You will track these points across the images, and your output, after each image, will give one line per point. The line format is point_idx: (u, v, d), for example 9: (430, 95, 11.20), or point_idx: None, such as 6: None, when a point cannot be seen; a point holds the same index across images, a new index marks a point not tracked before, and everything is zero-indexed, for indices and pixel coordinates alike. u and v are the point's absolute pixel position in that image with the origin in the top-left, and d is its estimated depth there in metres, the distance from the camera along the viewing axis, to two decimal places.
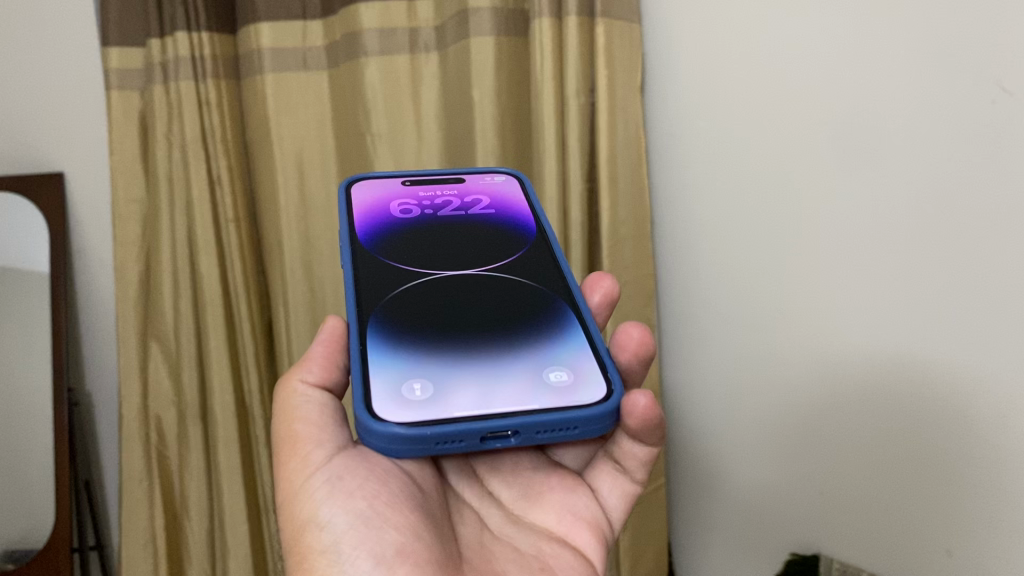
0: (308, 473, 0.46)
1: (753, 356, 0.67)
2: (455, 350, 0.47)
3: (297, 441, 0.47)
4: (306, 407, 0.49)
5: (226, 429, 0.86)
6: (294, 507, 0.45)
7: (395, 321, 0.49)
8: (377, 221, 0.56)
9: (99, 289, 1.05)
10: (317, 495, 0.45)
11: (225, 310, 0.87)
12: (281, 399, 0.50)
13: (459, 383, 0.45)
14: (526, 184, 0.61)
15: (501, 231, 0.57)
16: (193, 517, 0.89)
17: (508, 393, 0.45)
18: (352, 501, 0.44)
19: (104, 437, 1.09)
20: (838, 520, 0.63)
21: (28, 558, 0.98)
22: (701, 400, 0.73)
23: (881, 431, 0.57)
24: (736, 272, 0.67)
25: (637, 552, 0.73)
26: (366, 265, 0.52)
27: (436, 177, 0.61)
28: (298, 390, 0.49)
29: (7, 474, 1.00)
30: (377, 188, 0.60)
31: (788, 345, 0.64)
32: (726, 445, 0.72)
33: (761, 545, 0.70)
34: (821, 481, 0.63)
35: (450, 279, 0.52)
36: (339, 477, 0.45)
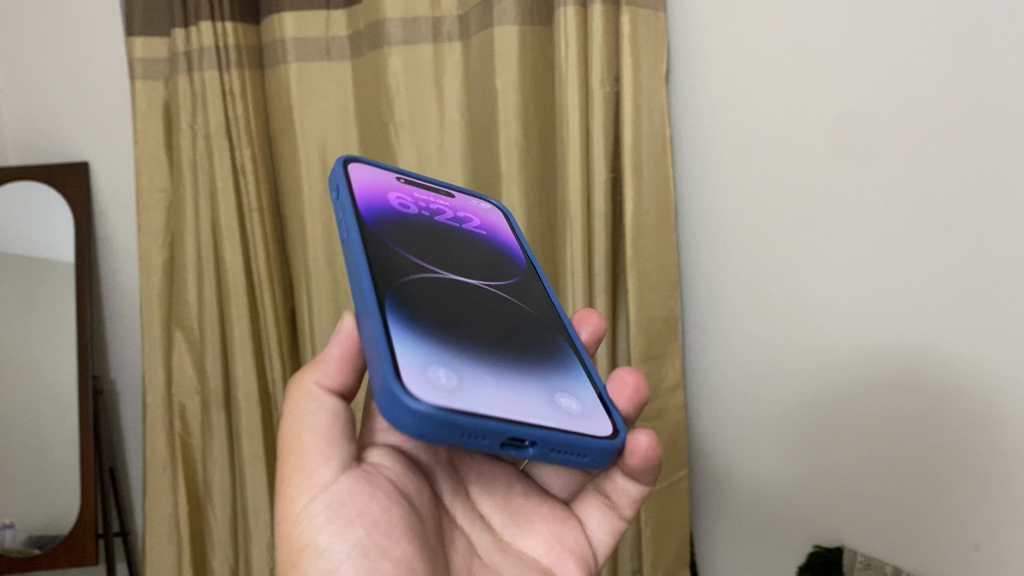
0: (311, 492, 0.43)
1: (774, 352, 0.67)
2: (465, 349, 0.44)
3: (299, 452, 0.45)
4: (314, 414, 0.46)
5: (249, 417, 0.87)
6: (290, 531, 0.43)
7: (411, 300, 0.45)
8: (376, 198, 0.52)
9: (124, 279, 1.05)
10: (313, 518, 0.43)
11: (249, 300, 0.87)
12: (294, 401, 0.47)
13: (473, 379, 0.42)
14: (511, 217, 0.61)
15: (493, 254, 0.56)
16: (217, 504, 0.90)
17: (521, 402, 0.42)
18: (352, 531, 0.42)
19: (128, 425, 1.10)
20: (859, 521, 0.63)
21: (52, 545, 0.99)
22: (726, 394, 0.73)
23: (904, 432, 0.57)
24: (761, 264, 0.67)
25: (659, 545, 0.72)
26: (375, 244, 0.47)
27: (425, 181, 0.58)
28: (313, 394, 0.46)
29: (35, 459, 1.02)
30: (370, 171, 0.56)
31: (810, 346, 0.64)
32: (750, 440, 0.71)
33: (785, 540, 0.70)
34: (843, 483, 0.63)
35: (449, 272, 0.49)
36: (337, 499, 0.43)
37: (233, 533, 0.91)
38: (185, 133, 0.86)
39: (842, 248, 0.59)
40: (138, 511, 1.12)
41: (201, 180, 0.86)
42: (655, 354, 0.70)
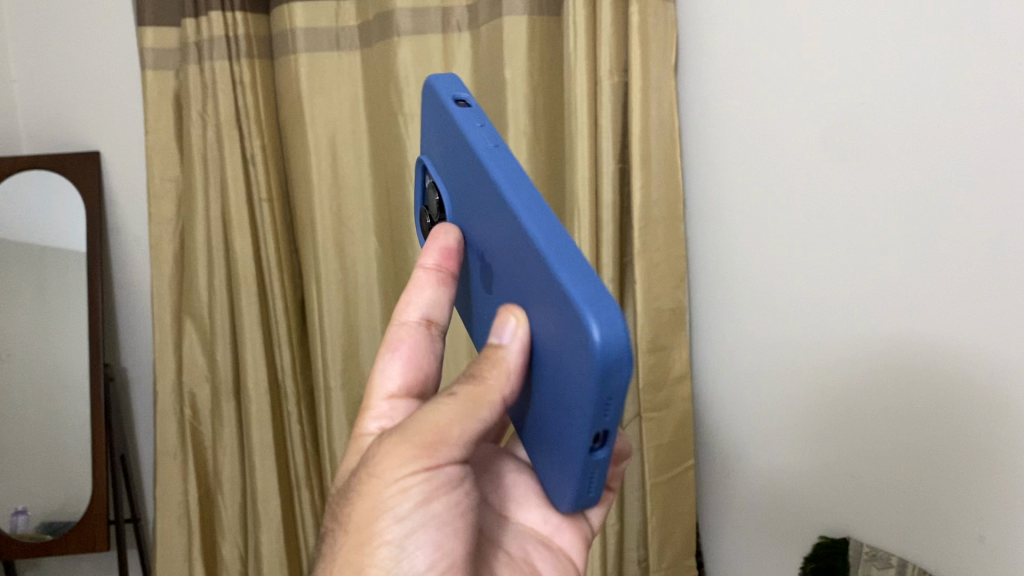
0: (424, 464, 0.37)
1: (781, 344, 0.67)
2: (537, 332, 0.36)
3: (436, 433, 0.37)
4: (477, 418, 0.37)
5: (259, 405, 0.88)
6: (375, 489, 0.38)
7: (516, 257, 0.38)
8: (450, 140, 0.44)
9: (135, 267, 1.06)
10: (407, 494, 0.37)
11: (259, 289, 0.87)
12: (466, 388, 0.37)
13: (549, 345, 0.34)
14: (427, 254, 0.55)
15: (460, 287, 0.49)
16: (226, 491, 0.91)
17: (552, 407, 0.35)
18: (438, 512, 0.38)
19: (139, 411, 1.11)
20: (861, 510, 0.63)
21: (65, 529, 1.01)
22: (733, 385, 0.73)
23: (910, 423, 0.57)
24: (769, 254, 0.66)
25: (665, 535, 0.72)
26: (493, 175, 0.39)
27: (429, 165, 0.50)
28: (489, 407, 0.37)
29: (48, 444, 1.03)
30: (431, 124, 0.48)
31: (817, 337, 0.64)
32: (759, 430, 0.71)
33: (793, 531, 0.70)
34: (847, 472, 0.64)
35: (483, 239, 0.42)
36: (435, 483, 0.38)
37: (243, 519, 0.92)
38: (196, 123, 0.87)
39: (848, 238, 0.59)
40: (148, 496, 1.13)
41: (211, 169, 0.87)
42: (663, 345, 0.70)
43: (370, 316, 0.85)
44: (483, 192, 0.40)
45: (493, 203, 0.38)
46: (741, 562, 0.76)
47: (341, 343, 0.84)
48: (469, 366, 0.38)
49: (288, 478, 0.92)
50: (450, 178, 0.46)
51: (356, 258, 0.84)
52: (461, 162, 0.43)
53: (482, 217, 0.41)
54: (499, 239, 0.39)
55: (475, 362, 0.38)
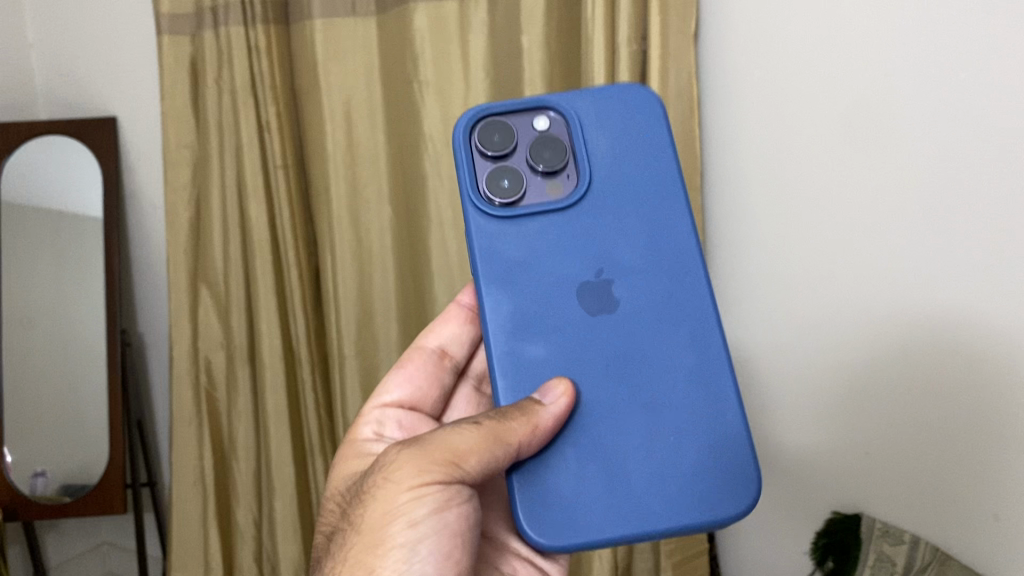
0: (442, 475, 0.41)
1: (796, 317, 0.66)
2: (655, 394, 0.46)
3: (456, 454, 0.42)
4: (494, 449, 0.42)
5: (273, 372, 0.88)
6: (390, 494, 0.42)
7: (654, 330, 0.47)
8: (640, 182, 0.50)
9: (151, 233, 1.06)
10: (421, 500, 0.41)
11: (274, 257, 0.87)
12: (491, 423, 0.42)
13: (676, 438, 0.46)
14: (463, 133, 0.51)
15: (508, 237, 0.49)
16: (241, 455, 0.92)
17: (637, 471, 0.45)
18: (447, 525, 0.42)
19: (155, 378, 1.11)
20: (873, 487, 0.63)
21: (83, 492, 1.01)
22: (743, 360, 0.73)
23: (926, 401, 0.57)
24: (784, 228, 0.66)
25: None
26: (669, 260, 0.49)
27: (570, 121, 0.51)
28: (506, 446, 0.42)
29: (67, 408, 1.04)
30: (612, 126, 0.51)
31: (833, 312, 0.63)
32: (771, 404, 0.71)
33: (804, 505, 0.70)
34: (859, 450, 0.64)
35: (623, 278, 0.48)
36: (446, 498, 0.42)
37: (257, 484, 0.93)
38: (211, 90, 0.87)
39: (868, 212, 0.59)
40: (163, 462, 1.14)
41: (228, 137, 0.87)
42: None
43: (384, 285, 0.85)
44: (665, 262, 0.49)
45: (679, 299, 0.48)
46: (749, 536, 0.76)
47: (355, 313, 0.84)
48: (491, 409, 0.43)
49: (302, 445, 0.92)
50: (612, 187, 0.50)
51: (371, 227, 0.83)
52: (641, 211, 0.49)
53: (633, 269, 0.48)
54: (657, 317, 0.48)
55: (495, 408, 0.43)
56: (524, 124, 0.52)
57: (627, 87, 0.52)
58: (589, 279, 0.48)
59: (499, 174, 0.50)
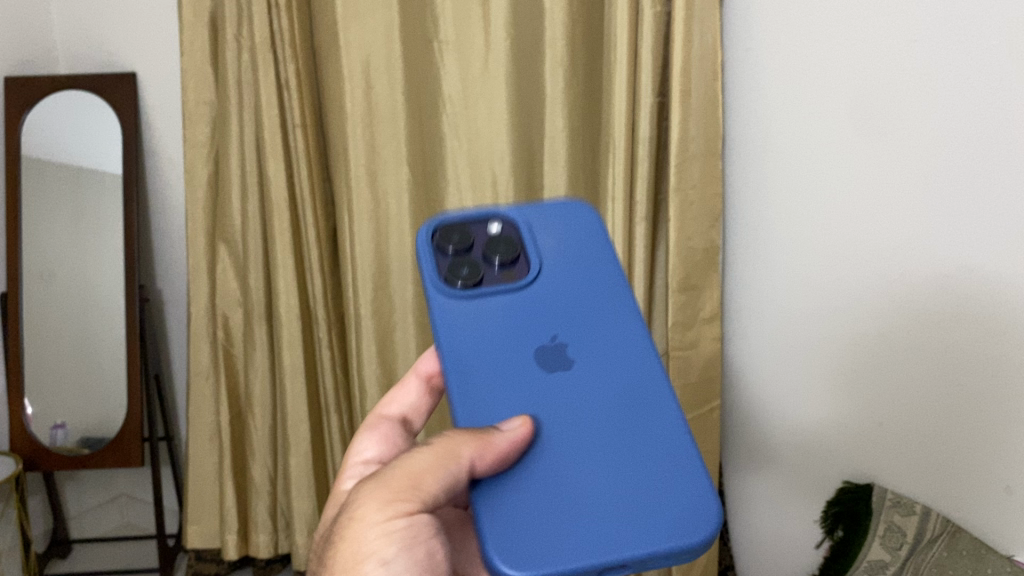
0: (404, 504, 0.38)
1: (806, 295, 0.67)
2: (611, 433, 0.42)
3: (412, 480, 0.39)
4: (450, 467, 0.38)
5: (290, 331, 0.89)
6: (356, 533, 0.38)
7: (610, 384, 0.44)
8: (586, 260, 0.49)
9: (171, 190, 1.07)
10: (389, 535, 0.38)
11: (291, 217, 0.88)
12: (443, 441, 0.39)
13: (645, 466, 0.41)
14: (423, 239, 0.50)
15: (464, 318, 0.46)
16: (257, 412, 0.93)
17: (594, 503, 0.39)
18: (419, 560, 0.39)
19: (173, 334, 1.12)
20: (877, 464, 0.64)
21: (100, 445, 1.05)
22: (755, 329, 0.73)
23: (930, 378, 0.58)
24: (803, 196, 0.65)
25: None
26: (618, 321, 0.47)
27: (519, 225, 0.51)
28: (464, 465, 0.38)
29: (84, 362, 1.05)
30: (555, 226, 0.51)
31: (841, 293, 0.64)
32: (781, 375, 0.71)
33: (813, 475, 0.70)
34: (862, 429, 0.65)
35: (577, 339, 0.46)
36: (416, 532, 0.38)
37: (272, 441, 0.95)
38: (230, 46, 0.85)
39: (876, 192, 0.59)
40: (182, 416, 1.16)
41: (246, 95, 0.86)
42: (694, 285, 0.69)
43: (400, 248, 0.84)
44: (615, 325, 0.46)
45: (629, 353, 0.45)
46: (756, 503, 0.77)
47: (371, 273, 0.84)
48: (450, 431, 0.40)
49: (318, 404, 0.93)
50: (561, 272, 0.49)
51: (388, 189, 0.82)
52: (588, 286, 0.48)
53: (586, 329, 0.46)
54: (610, 370, 0.45)
55: (448, 433, 0.40)
56: (480, 228, 0.51)
57: (565, 203, 0.52)
58: (544, 344, 0.46)
59: (460, 264, 0.48)
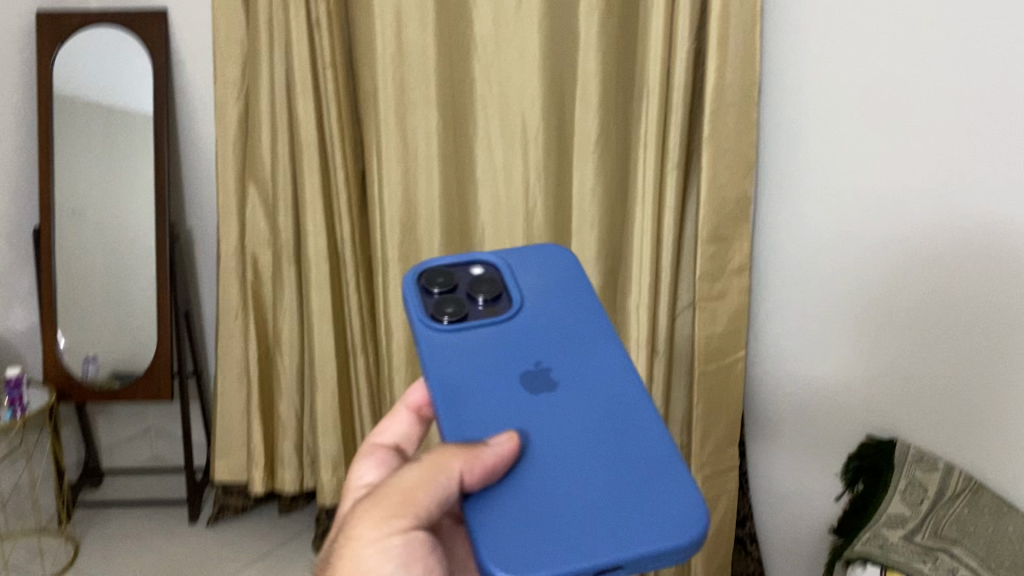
0: (397, 523, 0.36)
1: (830, 258, 0.68)
2: (595, 446, 0.39)
3: (404, 497, 0.37)
4: (440, 481, 0.36)
5: (318, 272, 0.90)
6: (352, 554, 0.36)
7: (593, 401, 0.41)
8: (571, 293, 0.46)
9: (201, 130, 1.07)
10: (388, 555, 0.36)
11: (321, 158, 0.87)
12: (431, 457, 0.37)
13: (634, 469, 0.38)
14: (408, 284, 0.47)
15: (447, 350, 0.43)
16: (285, 351, 0.95)
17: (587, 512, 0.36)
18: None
19: (203, 273, 1.13)
20: (894, 422, 0.66)
21: (130, 380, 1.07)
22: (781, 286, 0.72)
23: (951, 331, 0.60)
24: (839, 149, 0.65)
25: (711, 419, 0.71)
26: (599, 340, 0.44)
27: (501, 267, 0.48)
28: (455, 479, 0.36)
29: (113, 299, 1.07)
30: (537, 267, 0.48)
31: (864, 255, 0.65)
32: (807, 330, 0.71)
33: (834, 430, 0.71)
34: (881, 390, 0.66)
35: (561, 361, 0.43)
36: (413, 552, 0.37)
37: (300, 379, 0.96)
38: None
39: (902, 154, 0.60)
40: (211, 353, 1.18)
41: (276, 34, 0.85)
42: (723, 235, 0.68)
43: (427, 191, 0.82)
44: (596, 347, 0.43)
45: (609, 369, 0.42)
46: (776, 459, 0.77)
47: (400, 218, 0.83)
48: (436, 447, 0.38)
49: (344, 345, 0.94)
50: (544, 304, 0.46)
51: (418, 131, 0.81)
52: (569, 313, 0.45)
53: (571, 355, 0.43)
54: (592, 388, 0.42)
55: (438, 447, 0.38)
56: (465, 272, 0.48)
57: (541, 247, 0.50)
58: (528, 368, 0.43)
59: (445, 301, 0.45)
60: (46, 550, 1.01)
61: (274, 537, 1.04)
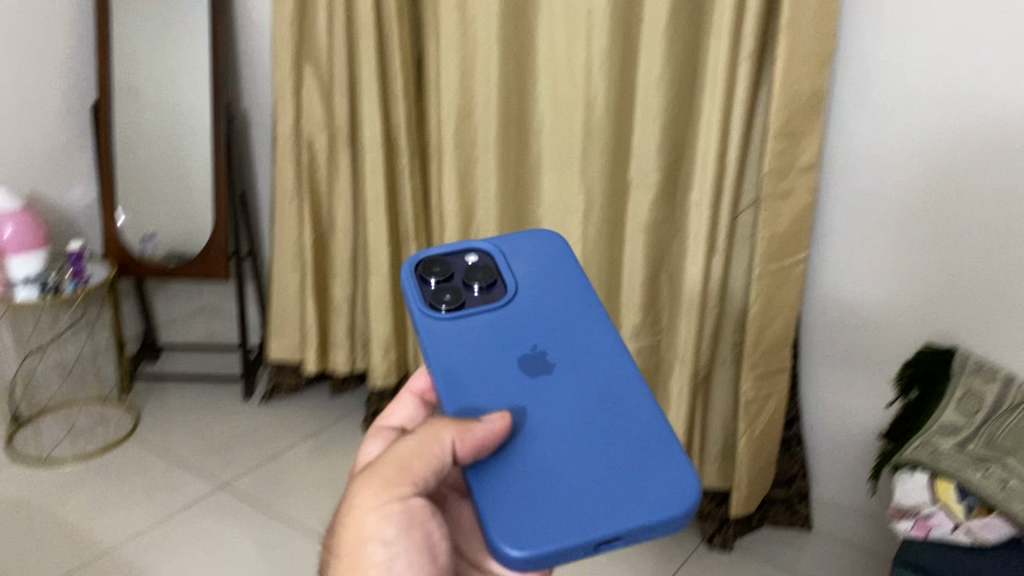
0: (396, 492, 0.36)
1: (865, 173, 0.68)
2: (591, 425, 0.38)
3: (401, 466, 0.36)
4: (435, 449, 0.36)
5: (373, 157, 0.89)
6: (352, 523, 0.36)
7: (588, 383, 0.40)
8: (565, 277, 0.45)
9: (257, 8, 1.05)
10: (384, 524, 0.36)
11: (378, 42, 0.84)
12: (426, 429, 0.36)
13: (633, 442, 0.37)
14: (405, 274, 0.45)
15: (446, 340, 0.42)
16: (340, 235, 0.95)
17: (584, 490, 0.35)
18: (419, 549, 0.36)
19: (258, 153, 1.13)
20: (925, 321, 0.69)
21: (186, 260, 1.09)
22: (851, 190, 0.69)
23: (989, 228, 0.64)
24: (935, 51, 0.62)
25: (765, 321, 0.68)
26: (593, 322, 0.42)
27: (494, 255, 0.46)
28: (451, 448, 0.36)
29: (169, 179, 1.07)
30: (530, 252, 0.46)
31: (904, 164, 0.66)
32: (876, 237, 0.69)
33: (896, 337, 0.71)
34: (915, 292, 0.69)
35: (557, 346, 0.41)
36: (412, 519, 0.36)
37: (353, 263, 0.97)
38: None
39: (1014, 61, 0.59)
40: (264, 233, 1.19)
41: None
42: (794, 130, 0.63)
43: (485, 80, 0.79)
44: (591, 329, 0.42)
45: (603, 350, 0.41)
46: (824, 368, 0.76)
47: (456, 104, 0.81)
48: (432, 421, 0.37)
49: (397, 232, 0.94)
50: (538, 291, 0.44)
51: (478, 18, 0.77)
52: (564, 298, 0.44)
53: (567, 337, 0.42)
54: (586, 370, 0.40)
55: (431, 421, 0.37)
56: (459, 259, 0.46)
57: (531, 232, 0.48)
58: (523, 354, 0.41)
59: (442, 290, 0.44)
60: (108, 418, 1.06)
61: (325, 415, 1.07)
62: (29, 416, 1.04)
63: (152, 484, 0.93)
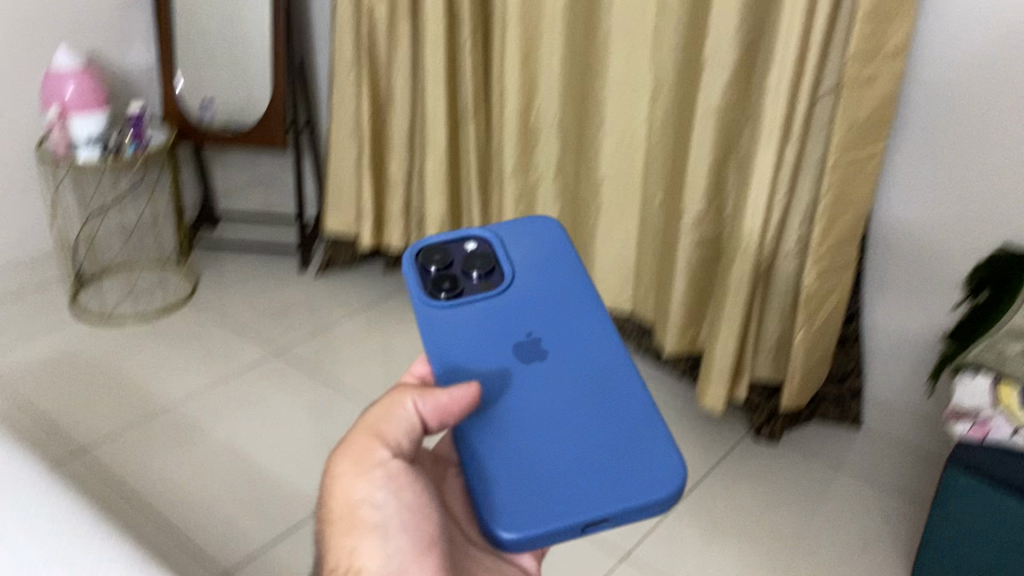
0: (374, 454, 0.34)
1: (927, 76, 0.66)
2: (582, 412, 0.37)
3: (376, 433, 0.34)
4: (405, 409, 0.35)
5: (434, 28, 0.86)
6: (338, 491, 0.34)
7: (579, 367, 0.39)
8: (560, 257, 0.43)
9: None
10: (372, 487, 0.33)
11: None
12: (392, 396, 0.35)
13: (625, 424, 0.37)
14: (406, 262, 0.43)
15: (444, 325, 0.40)
16: (398, 109, 0.94)
17: (577, 476, 0.35)
18: (412, 513, 0.34)
19: (317, 21, 1.11)
20: (983, 225, 0.67)
21: (243, 130, 1.08)
22: (945, 77, 0.65)
23: None
24: None
25: (836, 214, 0.65)
26: (586, 304, 0.41)
27: (489, 237, 0.44)
28: (421, 407, 0.35)
29: (228, 45, 1.06)
30: (526, 234, 0.44)
31: (993, 54, 0.63)
32: (967, 129, 0.66)
33: (974, 235, 0.68)
34: (977, 197, 0.67)
35: (550, 330, 0.40)
36: (399, 483, 0.34)
37: (410, 139, 0.96)
38: None
39: None
40: (322, 104, 1.17)
41: None
42: (885, 14, 0.59)
43: None
44: (582, 311, 0.41)
45: (593, 334, 0.40)
46: (893, 264, 0.73)
47: None
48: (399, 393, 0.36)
49: (456, 109, 0.92)
50: (533, 274, 0.42)
51: None
52: (558, 279, 0.42)
53: (564, 318, 0.41)
54: (577, 355, 0.39)
55: (394, 389, 0.36)
56: (457, 244, 0.44)
57: (526, 217, 0.45)
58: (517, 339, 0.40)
59: (441, 277, 0.42)
60: (168, 281, 1.08)
61: (378, 290, 1.08)
62: (92, 273, 1.08)
63: (211, 346, 0.96)
